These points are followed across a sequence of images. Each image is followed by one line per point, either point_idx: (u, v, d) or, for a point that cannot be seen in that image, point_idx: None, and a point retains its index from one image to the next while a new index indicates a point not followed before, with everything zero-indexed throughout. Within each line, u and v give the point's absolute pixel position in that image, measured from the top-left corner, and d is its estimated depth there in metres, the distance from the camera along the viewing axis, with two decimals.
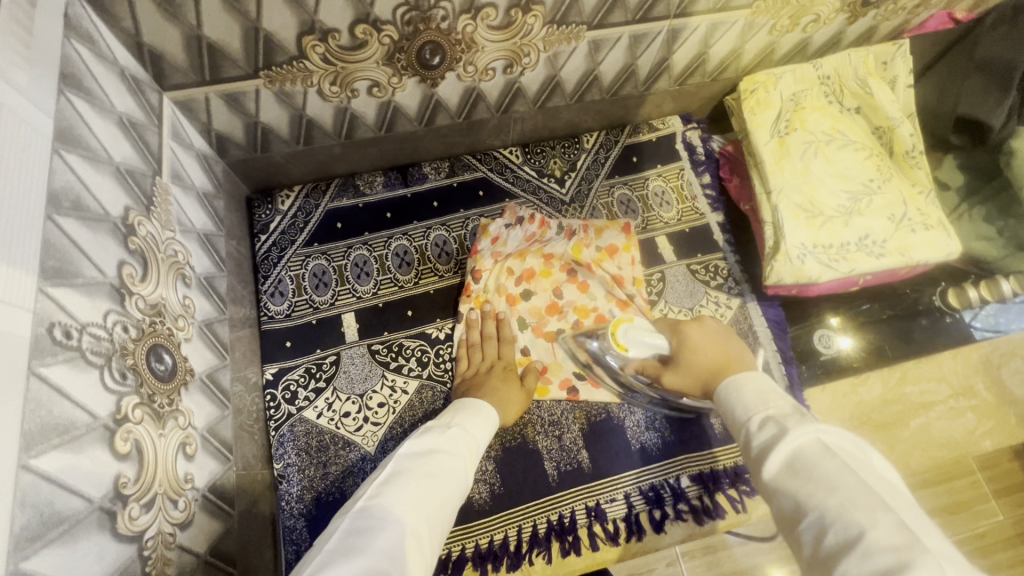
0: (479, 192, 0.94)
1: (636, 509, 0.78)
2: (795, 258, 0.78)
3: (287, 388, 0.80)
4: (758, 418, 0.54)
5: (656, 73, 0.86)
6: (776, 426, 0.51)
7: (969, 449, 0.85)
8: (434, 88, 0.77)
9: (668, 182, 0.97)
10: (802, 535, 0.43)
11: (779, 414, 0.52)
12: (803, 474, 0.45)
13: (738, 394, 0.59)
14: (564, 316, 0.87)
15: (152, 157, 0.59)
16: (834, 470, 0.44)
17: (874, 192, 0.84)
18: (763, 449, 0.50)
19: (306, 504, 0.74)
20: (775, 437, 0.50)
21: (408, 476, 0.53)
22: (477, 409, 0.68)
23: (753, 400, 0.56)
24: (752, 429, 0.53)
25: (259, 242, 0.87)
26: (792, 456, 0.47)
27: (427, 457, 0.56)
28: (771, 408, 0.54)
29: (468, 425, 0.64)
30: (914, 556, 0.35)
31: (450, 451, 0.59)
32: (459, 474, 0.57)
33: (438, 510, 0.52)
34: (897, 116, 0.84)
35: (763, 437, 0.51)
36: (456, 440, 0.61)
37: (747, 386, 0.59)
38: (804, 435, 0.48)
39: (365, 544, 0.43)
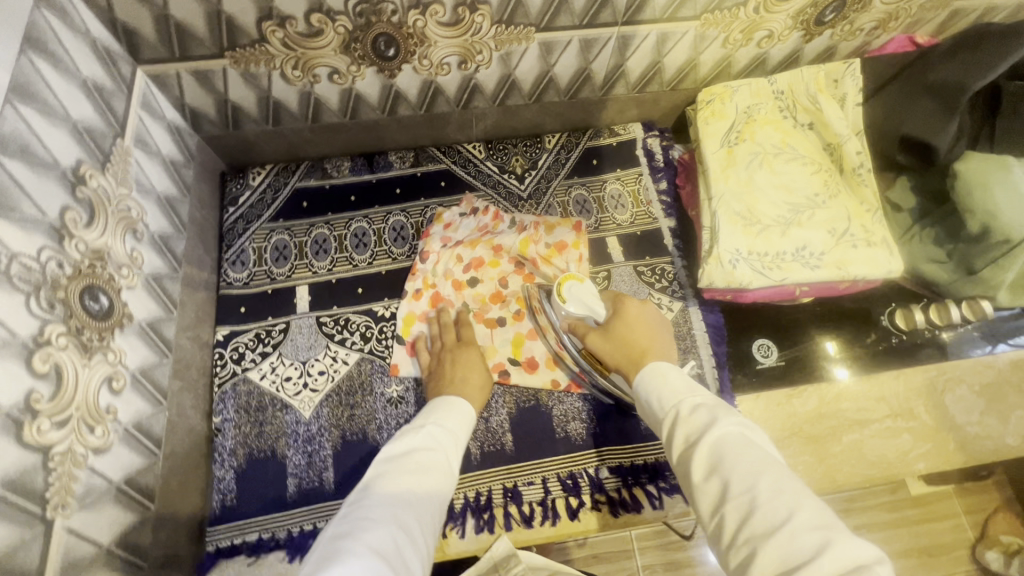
0: (441, 183, 0.99)
1: (552, 495, 0.80)
2: (726, 262, 0.79)
3: (235, 349, 0.85)
4: (687, 405, 0.56)
5: (612, 78, 0.90)
6: (708, 414, 0.53)
7: (900, 470, 0.83)
8: (392, 79, 0.82)
9: (626, 186, 1.00)
10: (724, 516, 0.45)
11: (708, 403, 0.55)
12: (733, 458, 0.48)
13: (662, 382, 0.61)
14: (508, 305, 0.90)
15: (114, 120, 0.66)
16: (760, 459, 0.47)
17: (818, 206, 0.85)
18: (693, 435, 0.53)
19: (238, 458, 0.79)
20: (702, 426, 0.52)
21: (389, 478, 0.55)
22: (454, 405, 0.71)
23: (682, 390, 0.59)
24: (681, 414, 0.56)
25: (227, 213, 0.93)
26: (719, 443, 0.49)
27: (406, 457, 0.58)
28: (698, 398, 0.57)
29: (447, 420, 0.67)
30: (832, 536, 0.39)
31: (431, 448, 0.61)
32: (444, 469, 0.60)
33: (425, 505, 0.54)
34: (845, 132, 0.86)
35: (693, 424, 0.53)
36: (438, 435, 0.63)
37: (675, 375, 0.62)
38: (731, 424, 0.51)
39: (353, 546, 0.46)
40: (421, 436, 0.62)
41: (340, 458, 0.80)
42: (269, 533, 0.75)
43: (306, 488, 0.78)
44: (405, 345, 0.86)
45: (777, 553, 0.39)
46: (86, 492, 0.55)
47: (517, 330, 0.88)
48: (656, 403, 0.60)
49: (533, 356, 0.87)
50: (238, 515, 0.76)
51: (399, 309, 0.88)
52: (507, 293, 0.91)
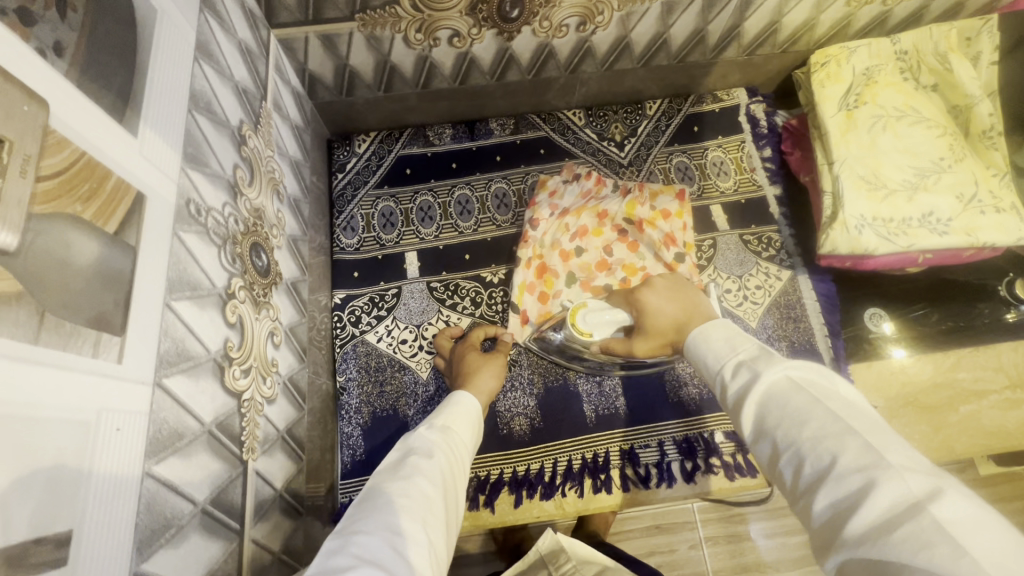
0: (541, 150, 0.98)
1: (668, 458, 0.81)
2: (852, 228, 0.78)
3: (352, 313, 0.87)
4: (732, 365, 0.52)
5: (726, 40, 0.88)
6: (749, 371, 0.50)
7: (1022, 441, 0.82)
8: (510, 42, 0.81)
9: (728, 153, 0.98)
10: (783, 469, 0.43)
11: (749, 360, 0.51)
12: (781, 412, 0.44)
13: (709, 337, 0.58)
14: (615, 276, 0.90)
15: (260, 82, 0.67)
16: (801, 403, 0.43)
17: (944, 170, 0.82)
18: (741, 395, 0.49)
19: (363, 416, 0.81)
20: (745, 385, 0.49)
21: (390, 481, 0.51)
22: (460, 404, 0.67)
23: (723, 350, 0.55)
24: (725, 379, 0.52)
25: (336, 180, 0.95)
26: (766, 398, 0.46)
27: (404, 462, 0.54)
28: (740, 355, 0.52)
29: (449, 419, 0.63)
30: (880, 475, 0.36)
31: (430, 450, 0.56)
32: (448, 472, 0.55)
33: (432, 503, 0.50)
34: (977, 93, 0.82)
35: (740, 383, 0.49)
36: (435, 436, 0.59)
37: (722, 329, 0.57)
38: (775, 375, 0.47)
39: (348, 561, 0.41)
40: (419, 440, 0.58)
41: None
42: None
43: None
44: (518, 314, 0.86)
45: (829, 503, 0.37)
46: (265, 437, 0.57)
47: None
48: (711, 362, 0.56)
49: None
50: (366, 469, 0.79)
51: (512, 278, 0.88)
52: (614, 261, 0.91)
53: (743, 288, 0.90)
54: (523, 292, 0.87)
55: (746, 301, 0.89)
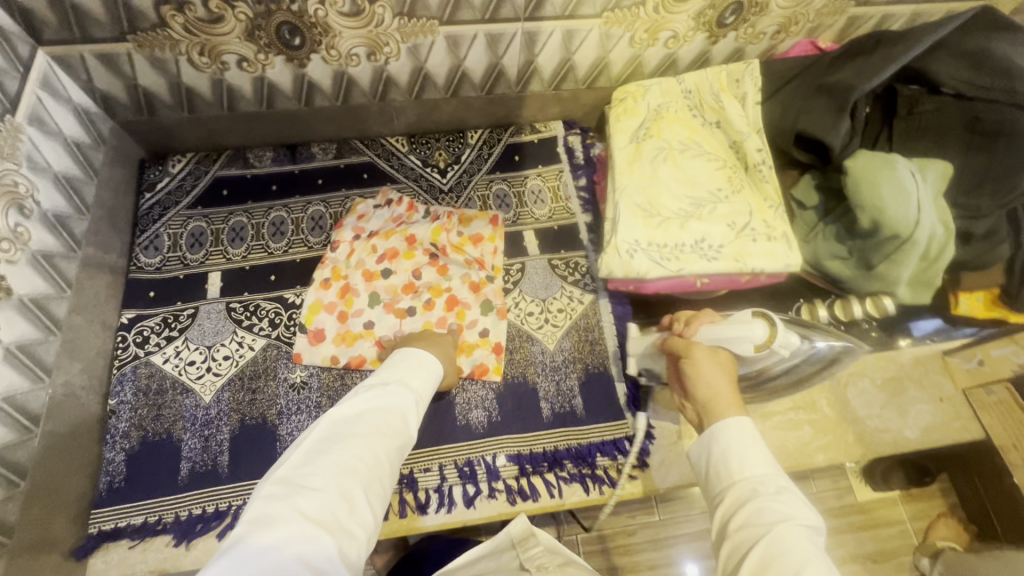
0: (363, 174, 1.00)
1: (448, 481, 0.79)
2: (624, 252, 0.81)
3: (139, 333, 0.85)
4: (768, 486, 0.53)
5: (525, 75, 0.92)
6: (777, 493, 0.52)
7: (800, 460, 0.85)
8: (303, 68, 0.84)
9: (546, 182, 1.01)
10: None
11: (784, 488, 0.52)
12: (801, 559, 0.45)
13: (743, 442, 0.57)
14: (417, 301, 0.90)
15: (4, 97, 0.67)
16: (827, 564, 0.45)
17: (720, 200, 0.87)
18: (765, 519, 0.49)
19: (131, 441, 0.78)
20: (773, 513, 0.50)
21: (348, 437, 0.55)
22: (415, 361, 0.70)
23: (745, 457, 0.56)
24: (755, 492, 0.52)
25: (143, 199, 0.93)
26: (789, 534, 0.47)
27: (361, 418, 0.58)
28: (782, 482, 0.53)
29: (410, 381, 0.66)
30: None
31: (388, 407, 0.61)
32: (402, 432, 0.60)
33: (382, 470, 0.55)
34: (745, 130, 0.88)
35: (770, 510, 0.50)
36: (402, 396, 0.63)
37: (758, 447, 0.56)
38: (803, 523, 0.48)
39: (288, 512, 0.46)
40: (383, 395, 0.62)
41: (237, 443, 0.79)
42: (156, 516, 0.74)
43: (199, 471, 0.77)
44: (308, 334, 0.86)
45: None
46: None
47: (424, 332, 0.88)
48: (723, 463, 0.57)
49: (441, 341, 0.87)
50: (124, 498, 0.75)
51: (307, 297, 0.88)
52: (420, 283, 0.91)
53: (545, 311, 0.91)
54: (316, 312, 0.87)
55: (545, 323, 0.90)
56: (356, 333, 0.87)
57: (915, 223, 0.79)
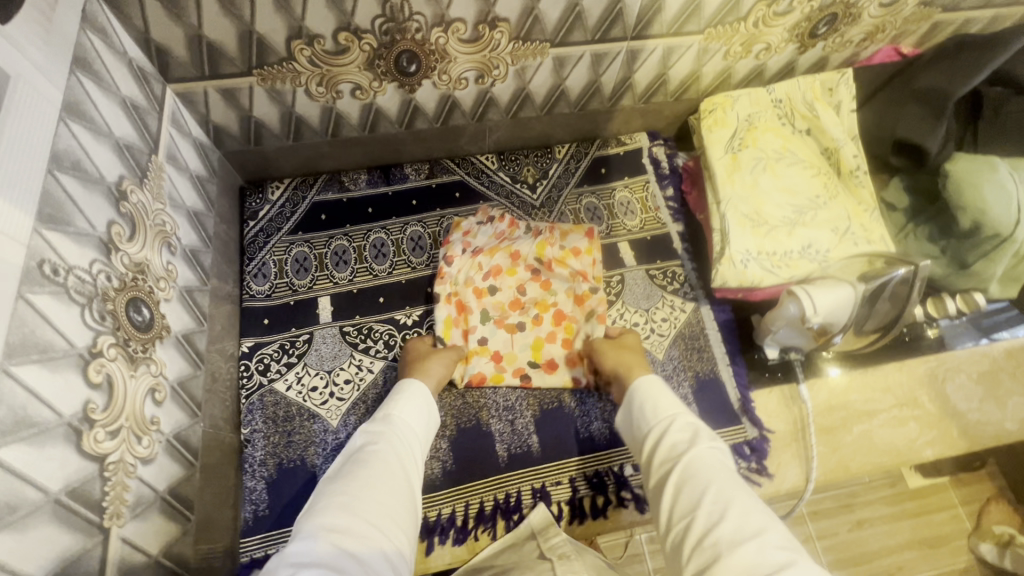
0: (456, 193, 1.01)
1: (579, 494, 0.81)
2: (738, 262, 0.83)
3: (260, 361, 0.86)
4: (677, 420, 0.64)
5: (620, 90, 0.94)
6: (692, 427, 0.62)
7: (910, 456, 0.88)
8: (412, 94, 0.85)
9: (634, 193, 1.03)
10: (696, 519, 0.52)
11: (696, 421, 0.63)
12: (705, 472, 0.56)
13: (653, 392, 0.69)
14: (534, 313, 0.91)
15: (149, 137, 0.68)
16: (732, 477, 0.56)
17: (820, 207, 0.89)
18: (678, 445, 0.61)
19: (268, 469, 0.79)
20: (688, 441, 0.60)
21: (346, 470, 0.58)
22: (410, 391, 0.72)
23: (664, 402, 0.67)
24: (671, 426, 0.63)
25: (247, 227, 0.94)
26: (699, 456, 0.58)
27: (345, 462, 0.61)
28: (686, 417, 0.64)
29: (407, 410, 0.69)
30: (800, 561, 0.46)
31: (371, 440, 0.63)
32: (390, 454, 0.61)
33: (370, 488, 0.55)
34: (842, 138, 0.91)
35: (681, 440, 0.61)
36: (380, 426, 0.65)
37: (667, 393, 0.68)
38: (708, 444, 0.59)
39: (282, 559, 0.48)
40: (364, 434, 0.64)
41: None
42: None
43: None
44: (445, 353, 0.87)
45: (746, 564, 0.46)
46: (137, 500, 0.56)
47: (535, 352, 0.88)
48: (649, 409, 0.67)
49: (553, 357, 0.88)
50: (270, 525, 0.76)
51: (437, 313, 0.89)
52: (527, 299, 0.92)
53: (651, 321, 0.93)
54: (449, 328, 0.89)
55: (652, 333, 0.92)
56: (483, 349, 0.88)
57: (1014, 222, 0.82)
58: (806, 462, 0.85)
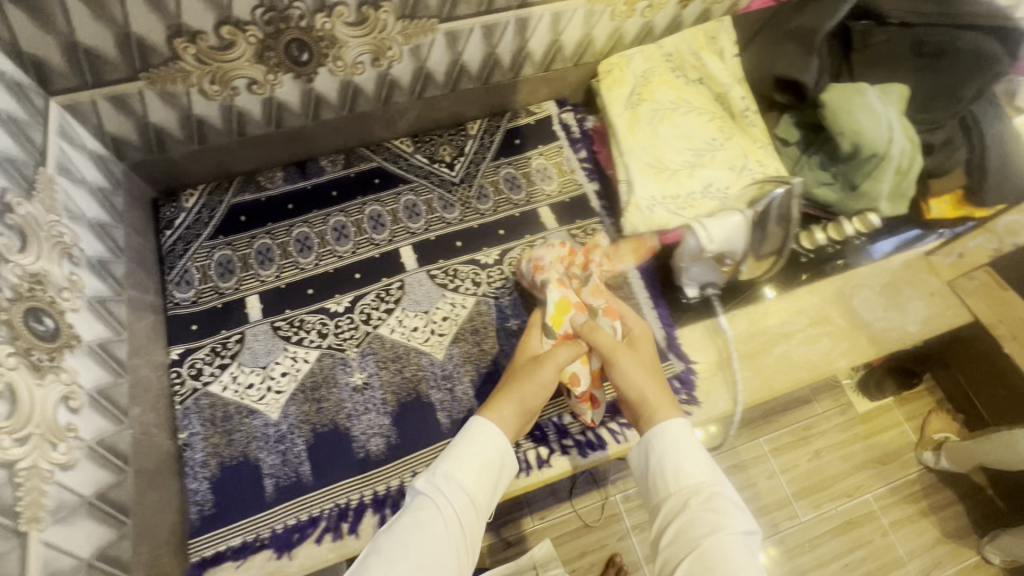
0: (375, 179, 1.03)
1: (522, 447, 0.84)
2: (644, 208, 0.88)
3: (192, 366, 0.85)
4: (705, 491, 0.61)
5: (518, 61, 0.98)
6: (718, 503, 0.59)
7: (826, 368, 0.94)
8: (311, 83, 0.86)
9: (550, 160, 1.07)
10: None
11: (722, 495, 0.60)
12: (724, 567, 0.54)
13: (676, 449, 0.64)
14: (599, 292, 0.82)
15: (34, 149, 0.67)
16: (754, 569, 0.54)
17: (716, 149, 0.95)
18: (701, 524, 0.58)
19: (211, 469, 0.79)
20: (710, 522, 0.57)
21: (393, 542, 0.58)
22: (477, 439, 0.67)
23: (691, 467, 0.63)
24: (697, 497, 0.60)
25: (164, 236, 0.93)
26: (723, 543, 0.55)
27: (393, 526, 0.60)
28: (713, 487, 0.61)
29: (466, 471, 0.64)
30: None
31: (421, 508, 0.61)
32: (445, 526, 0.60)
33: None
34: (728, 82, 0.97)
35: (705, 517, 0.58)
36: (437, 489, 0.63)
37: (693, 449, 0.64)
38: (733, 531, 0.56)
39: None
40: (420, 492, 0.63)
41: (315, 450, 0.82)
42: (253, 534, 0.76)
43: (284, 484, 0.80)
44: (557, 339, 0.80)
45: None
46: (58, 506, 0.56)
47: (585, 359, 0.79)
48: (671, 474, 0.63)
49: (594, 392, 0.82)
50: (218, 523, 0.76)
51: (552, 295, 0.81)
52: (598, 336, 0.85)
53: None
54: (564, 312, 0.80)
55: None
56: (587, 325, 0.77)
57: (888, 140, 0.90)
58: (732, 386, 0.91)
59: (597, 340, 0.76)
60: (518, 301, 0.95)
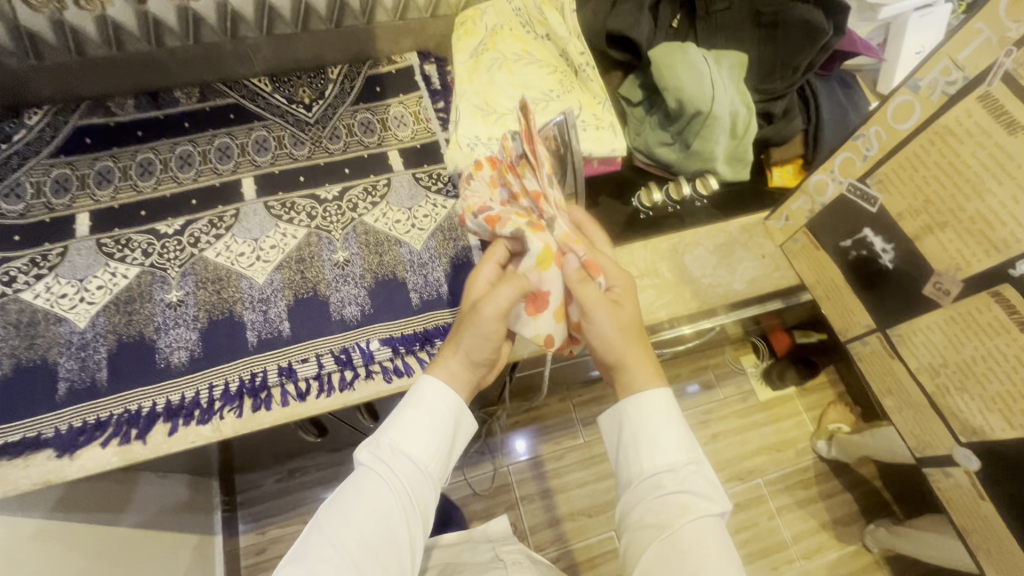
0: (230, 115, 1.05)
1: (325, 369, 0.86)
2: (464, 146, 0.91)
3: (6, 274, 0.87)
4: (679, 471, 0.61)
5: (368, 5, 1.02)
6: (688, 486, 0.60)
7: (646, 317, 0.97)
8: (144, 5, 0.89)
9: (408, 108, 1.09)
10: None
11: (705, 475, 0.61)
12: (697, 553, 0.56)
13: (649, 427, 0.63)
14: (576, 242, 0.69)
15: None
16: (720, 555, 0.56)
17: (552, 99, 0.97)
18: (677, 505, 0.59)
19: (4, 369, 0.81)
20: (680, 507, 0.58)
21: (345, 514, 0.58)
22: (429, 404, 0.65)
23: (667, 447, 0.62)
24: (670, 477, 0.61)
25: (0, 150, 0.95)
26: (690, 529, 0.57)
27: (342, 494, 0.60)
28: (696, 467, 0.62)
29: (416, 440, 0.63)
30: None
31: (375, 479, 0.60)
32: (395, 497, 0.60)
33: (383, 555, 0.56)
34: (566, 36, 0.99)
35: (675, 500, 0.59)
36: (384, 460, 0.62)
37: (671, 426, 0.63)
38: (706, 514, 0.58)
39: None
40: (370, 460, 0.62)
41: (115, 359, 0.83)
42: (35, 432, 0.78)
43: (78, 388, 0.81)
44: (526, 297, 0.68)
45: None
46: None
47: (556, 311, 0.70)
48: (646, 453, 0.63)
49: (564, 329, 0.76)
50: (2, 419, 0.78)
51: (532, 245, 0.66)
52: None
53: (412, 218, 0.99)
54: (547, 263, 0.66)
55: (412, 228, 0.98)
56: (572, 277, 0.67)
57: (711, 98, 0.94)
58: None
59: (581, 295, 0.67)
60: (350, 236, 0.96)
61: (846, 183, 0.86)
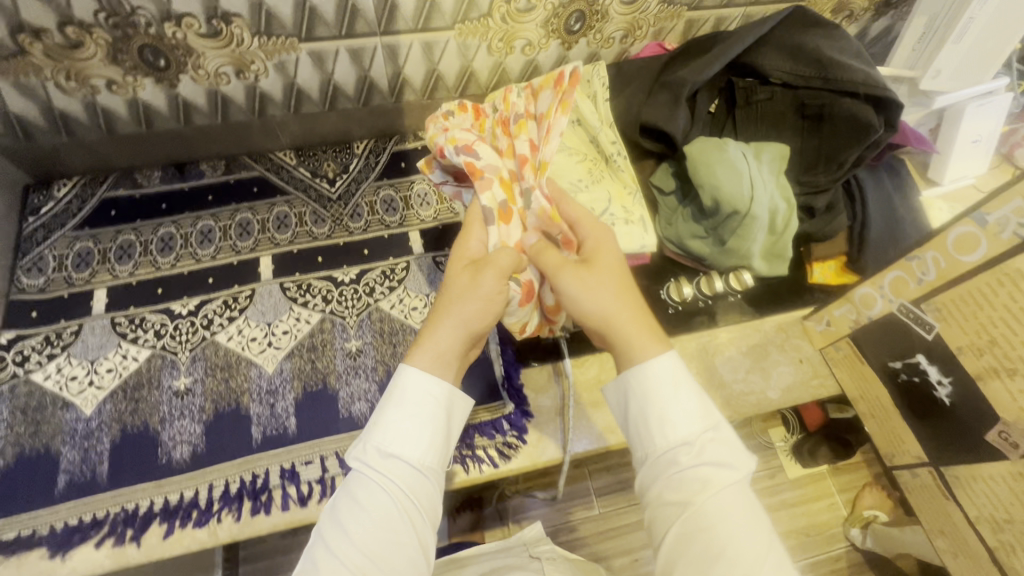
0: (253, 188, 1.04)
1: (330, 472, 0.82)
2: None
3: (20, 352, 0.86)
4: (696, 443, 0.57)
5: (396, 86, 1.00)
6: (708, 453, 0.57)
7: None
8: (174, 89, 0.89)
9: (432, 186, 1.06)
10: None
11: (722, 440, 0.58)
12: (721, 529, 0.53)
13: (659, 398, 0.59)
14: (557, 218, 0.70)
15: None
16: (746, 531, 0.53)
17: (581, 190, 0.93)
18: (694, 478, 0.56)
19: (7, 459, 0.80)
20: (700, 483, 0.55)
21: (344, 525, 0.54)
22: (414, 397, 0.60)
23: (680, 415, 0.58)
24: (687, 447, 0.57)
25: (28, 222, 0.96)
26: (713, 511, 0.54)
27: (337, 503, 0.56)
28: (712, 432, 0.58)
29: (404, 440, 0.58)
30: None
31: (368, 487, 0.56)
32: (393, 505, 0.55)
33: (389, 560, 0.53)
34: (598, 125, 0.96)
35: (693, 475, 0.56)
36: (375, 466, 0.57)
37: (682, 394, 0.59)
38: (728, 486, 0.55)
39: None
40: (360, 467, 0.57)
41: (116, 451, 0.81)
42: (29, 529, 0.76)
43: (77, 482, 0.79)
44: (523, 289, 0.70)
45: None
46: None
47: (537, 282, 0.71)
48: (657, 424, 0.59)
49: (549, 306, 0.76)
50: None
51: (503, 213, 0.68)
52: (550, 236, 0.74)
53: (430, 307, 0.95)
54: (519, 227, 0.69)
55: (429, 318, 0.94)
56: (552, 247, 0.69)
57: (749, 198, 0.87)
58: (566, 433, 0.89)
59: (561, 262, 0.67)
60: (364, 322, 0.93)
61: (897, 303, 0.79)
